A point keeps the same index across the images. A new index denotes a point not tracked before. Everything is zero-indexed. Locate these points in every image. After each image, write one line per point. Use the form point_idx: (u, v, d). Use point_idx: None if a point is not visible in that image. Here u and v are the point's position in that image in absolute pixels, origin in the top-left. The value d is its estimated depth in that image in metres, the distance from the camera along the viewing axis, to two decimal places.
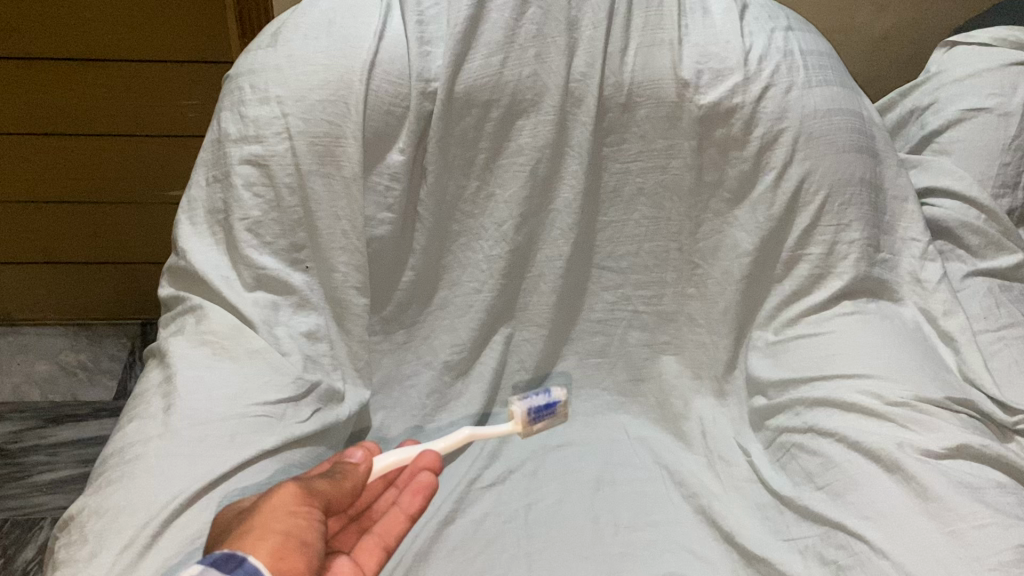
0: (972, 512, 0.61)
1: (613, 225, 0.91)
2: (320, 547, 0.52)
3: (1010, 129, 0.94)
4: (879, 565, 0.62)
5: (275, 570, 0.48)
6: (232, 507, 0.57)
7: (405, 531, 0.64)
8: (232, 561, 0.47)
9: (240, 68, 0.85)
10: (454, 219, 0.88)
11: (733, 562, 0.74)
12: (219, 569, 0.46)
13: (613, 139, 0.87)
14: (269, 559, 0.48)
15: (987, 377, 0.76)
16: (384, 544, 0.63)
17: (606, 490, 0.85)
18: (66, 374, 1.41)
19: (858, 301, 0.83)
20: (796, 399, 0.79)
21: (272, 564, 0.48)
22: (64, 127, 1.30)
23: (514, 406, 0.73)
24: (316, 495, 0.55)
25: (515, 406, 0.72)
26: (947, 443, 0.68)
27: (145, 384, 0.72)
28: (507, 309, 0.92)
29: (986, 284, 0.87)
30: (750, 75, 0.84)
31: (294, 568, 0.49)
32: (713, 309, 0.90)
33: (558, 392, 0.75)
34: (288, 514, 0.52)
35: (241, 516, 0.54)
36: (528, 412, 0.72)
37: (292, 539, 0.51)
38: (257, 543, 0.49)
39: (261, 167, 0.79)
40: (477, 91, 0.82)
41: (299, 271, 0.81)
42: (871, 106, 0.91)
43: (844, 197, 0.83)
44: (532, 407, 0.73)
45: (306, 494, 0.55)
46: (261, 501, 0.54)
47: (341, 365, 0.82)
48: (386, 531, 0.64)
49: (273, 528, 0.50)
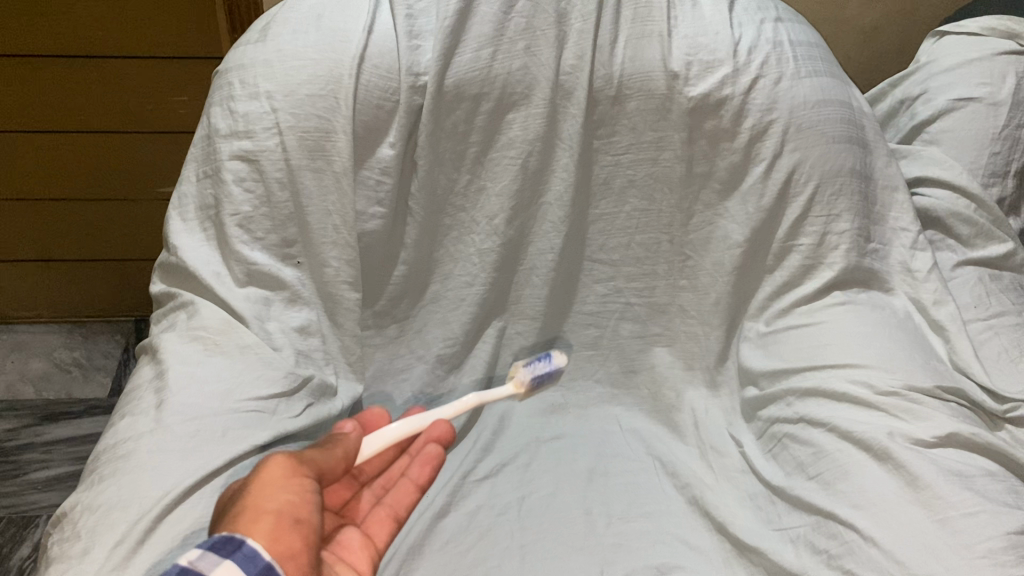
0: (962, 500, 0.62)
1: (605, 217, 0.91)
2: (315, 518, 0.53)
3: (999, 118, 0.94)
4: (869, 553, 0.62)
5: (274, 551, 0.48)
6: (227, 489, 0.58)
7: (416, 500, 0.67)
8: (229, 544, 0.47)
9: (229, 63, 0.85)
10: (445, 213, 0.88)
11: (726, 552, 0.75)
12: (219, 552, 0.46)
13: (604, 131, 0.87)
14: (268, 541, 0.48)
15: (978, 367, 0.77)
16: (395, 514, 0.66)
17: (599, 482, 0.85)
18: (60, 371, 1.41)
19: (849, 292, 0.84)
20: (787, 390, 0.80)
21: (271, 547, 0.48)
22: (56, 125, 1.29)
23: (519, 372, 0.78)
24: (307, 471, 0.56)
25: (519, 371, 0.78)
26: (937, 431, 0.68)
27: (137, 380, 0.72)
28: (500, 303, 0.93)
29: (977, 273, 0.88)
30: (740, 66, 0.84)
31: (291, 546, 0.50)
32: (705, 301, 0.91)
33: (559, 358, 0.82)
34: (279, 489, 0.53)
35: (235, 495, 0.54)
36: (530, 378, 0.78)
37: (286, 517, 0.51)
38: (251, 526, 0.49)
39: (251, 163, 0.79)
40: (467, 84, 0.82)
41: (290, 266, 0.81)
42: (860, 96, 0.91)
43: (835, 188, 0.83)
44: (535, 374, 0.79)
45: (295, 465, 0.55)
46: (252, 477, 0.55)
47: (334, 359, 0.82)
48: (397, 502, 0.66)
49: (268, 508, 0.51)
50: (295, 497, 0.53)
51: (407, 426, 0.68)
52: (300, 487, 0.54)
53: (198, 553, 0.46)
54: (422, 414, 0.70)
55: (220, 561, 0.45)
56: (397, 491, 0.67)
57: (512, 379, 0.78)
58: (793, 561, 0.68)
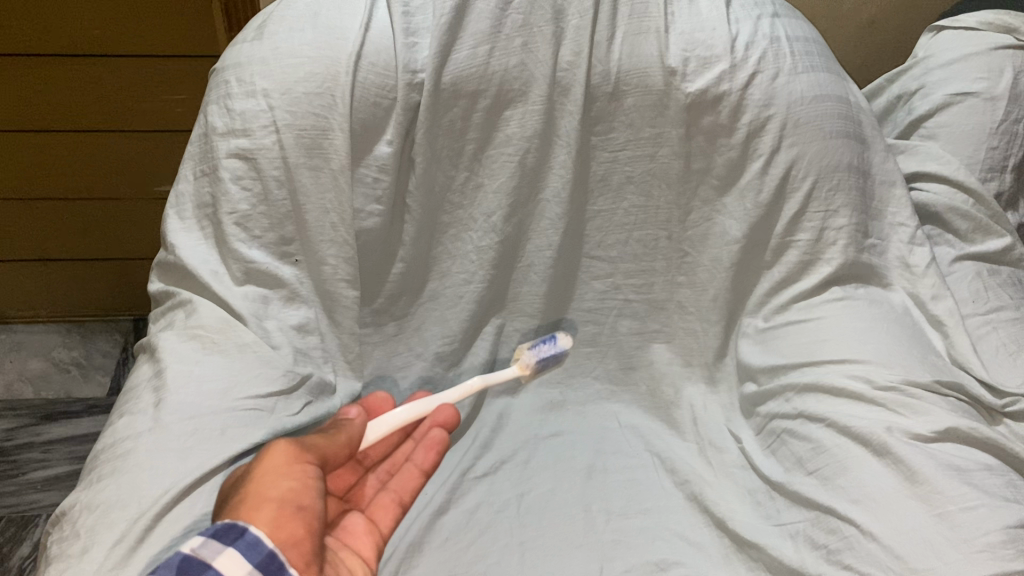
0: (960, 494, 0.62)
1: (602, 214, 0.91)
2: (319, 504, 0.53)
3: (997, 112, 0.94)
4: (868, 548, 0.62)
5: (277, 539, 0.48)
6: (232, 475, 0.58)
7: (420, 485, 0.68)
8: (229, 533, 0.47)
9: (225, 61, 0.85)
10: (443, 210, 0.88)
11: (725, 548, 0.75)
12: (220, 540, 0.47)
13: (602, 128, 0.88)
14: (270, 530, 0.49)
15: (976, 361, 0.77)
16: (400, 499, 0.67)
17: (598, 478, 0.85)
18: (59, 370, 1.41)
19: (847, 287, 0.84)
20: (785, 385, 0.80)
21: (272, 535, 0.48)
22: (53, 125, 1.29)
23: (524, 355, 0.84)
24: (309, 457, 0.56)
25: (524, 355, 0.84)
26: (936, 426, 0.68)
27: (136, 379, 0.72)
28: (498, 299, 0.93)
29: (975, 268, 0.88)
30: (737, 62, 0.84)
31: (294, 533, 0.50)
32: (703, 297, 0.91)
33: (563, 340, 0.89)
34: (281, 476, 0.53)
35: (239, 482, 0.55)
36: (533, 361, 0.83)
37: (288, 504, 0.51)
38: (253, 515, 0.50)
39: (248, 161, 0.79)
40: (464, 81, 0.82)
41: (288, 264, 0.81)
42: (858, 91, 0.91)
43: (832, 183, 0.83)
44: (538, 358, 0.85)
45: (298, 451, 0.55)
46: (255, 464, 0.55)
47: (333, 357, 0.82)
48: (402, 487, 0.67)
49: (269, 496, 0.51)
50: (298, 484, 0.53)
51: (411, 412, 0.70)
52: (302, 473, 0.54)
53: (200, 544, 0.46)
54: (426, 400, 0.72)
55: (221, 551, 0.46)
56: (403, 476, 0.68)
57: (518, 361, 0.84)
58: (792, 556, 0.68)
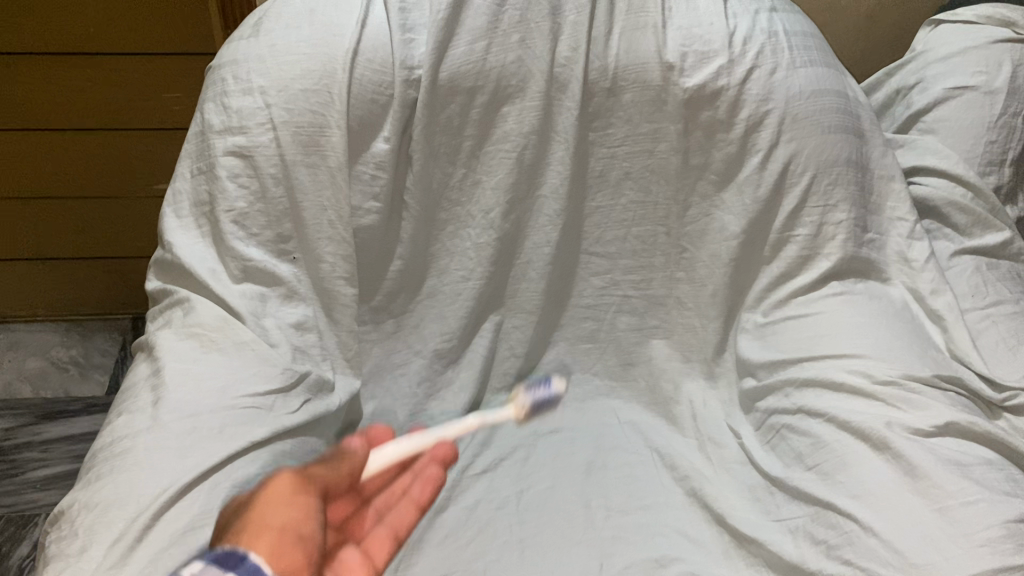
0: (960, 489, 0.62)
1: (601, 210, 0.91)
2: (319, 537, 0.53)
3: (996, 106, 0.94)
4: (868, 543, 0.62)
5: (276, 562, 0.47)
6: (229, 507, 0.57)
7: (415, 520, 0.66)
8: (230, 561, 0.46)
9: (222, 59, 0.85)
10: (441, 207, 0.88)
11: (725, 543, 0.75)
12: (220, 565, 0.45)
13: (600, 124, 0.87)
14: (269, 554, 0.47)
15: (976, 356, 0.77)
16: (395, 534, 0.64)
17: (598, 474, 0.84)
18: (58, 370, 1.40)
19: (846, 282, 0.84)
20: (785, 380, 0.80)
21: (271, 559, 0.47)
22: (50, 124, 1.29)
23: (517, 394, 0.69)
24: (311, 491, 0.56)
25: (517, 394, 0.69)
26: (935, 420, 0.68)
27: (134, 377, 0.71)
28: (496, 296, 0.91)
29: (974, 262, 0.88)
30: (735, 57, 0.85)
31: (293, 558, 0.49)
32: (702, 292, 0.90)
33: (558, 383, 0.71)
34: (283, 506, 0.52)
35: (239, 513, 0.54)
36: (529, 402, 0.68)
37: (288, 532, 0.50)
38: (253, 540, 0.49)
39: (245, 159, 0.79)
40: (461, 77, 0.82)
41: (286, 262, 0.81)
42: (857, 85, 0.91)
43: (831, 178, 0.83)
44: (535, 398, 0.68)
45: (301, 482, 0.56)
46: (255, 497, 0.54)
47: (331, 355, 0.82)
48: (397, 521, 0.65)
49: (270, 523, 0.50)
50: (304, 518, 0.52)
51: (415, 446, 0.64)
52: (304, 504, 0.54)
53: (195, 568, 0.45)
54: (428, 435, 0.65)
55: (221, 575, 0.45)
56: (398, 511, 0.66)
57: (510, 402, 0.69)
58: (792, 552, 0.68)
